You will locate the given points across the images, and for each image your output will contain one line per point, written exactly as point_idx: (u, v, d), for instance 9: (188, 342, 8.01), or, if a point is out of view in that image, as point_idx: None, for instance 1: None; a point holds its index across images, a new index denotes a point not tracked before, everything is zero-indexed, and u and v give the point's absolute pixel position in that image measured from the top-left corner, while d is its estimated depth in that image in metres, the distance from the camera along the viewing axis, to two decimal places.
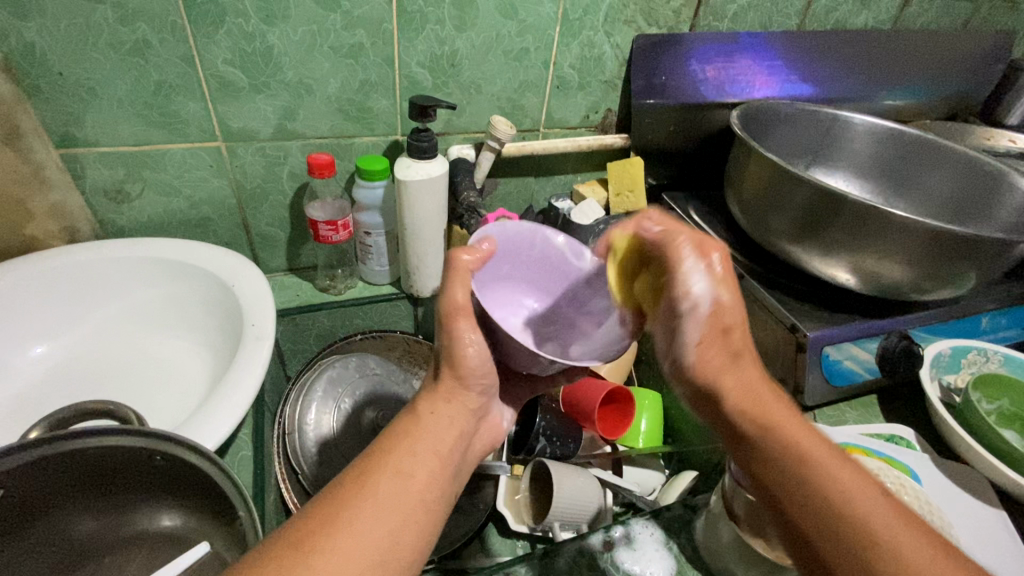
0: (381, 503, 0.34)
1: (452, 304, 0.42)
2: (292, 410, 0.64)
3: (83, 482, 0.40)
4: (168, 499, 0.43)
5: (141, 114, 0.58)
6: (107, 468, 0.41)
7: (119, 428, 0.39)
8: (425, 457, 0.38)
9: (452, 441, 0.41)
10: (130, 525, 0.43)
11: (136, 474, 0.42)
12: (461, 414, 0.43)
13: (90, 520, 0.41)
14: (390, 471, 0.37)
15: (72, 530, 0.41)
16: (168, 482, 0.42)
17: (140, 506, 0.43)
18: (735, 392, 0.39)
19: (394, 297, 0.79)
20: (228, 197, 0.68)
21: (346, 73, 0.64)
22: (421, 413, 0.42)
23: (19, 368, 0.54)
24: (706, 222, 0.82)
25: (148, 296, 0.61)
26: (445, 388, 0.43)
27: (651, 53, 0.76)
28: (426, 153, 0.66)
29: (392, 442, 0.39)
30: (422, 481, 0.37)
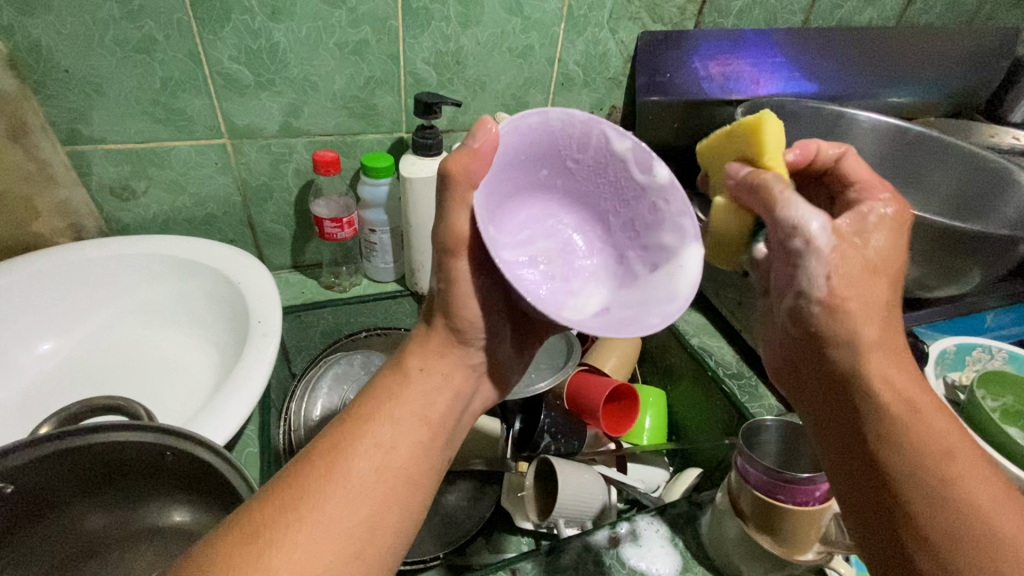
0: (355, 480, 0.35)
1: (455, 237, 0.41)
2: (297, 407, 0.65)
3: (90, 477, 0.40)
4: (175, 494, 0.43)
5: (147, 111, 0.58)
6: (114, 463, 0.41)
7: (125, 422, 0.40)
8: (407, 425, 0.39)
9: (441, 407, 0.42)
10: (138, 520, 0.43)
11: (143, 469, 0.42)
12: (452, 371, 0.44)
13: (99, 514, 0.42)
14: (369, 444, 0.37)
15: (81, 525, 0.41)
16: (175, 476, 0.43)
17: (148, 502, 0.43)
18: (889, 371, 0.38)
19: (398, 294, 0.79)
20: (233, 195, 0.68)
21: (352, 70, 0.63)
22: (409, 372, 0.42)
23: (26, 364, 0.54)
24: None
25: (154, 293, 0.61)
26: (438, 341, 0.44)
27: (655, 51, 0.76)
28: (431, 150, 0.66)
29: (375, 405, 0.39)
30: (403, 453, 0.37)
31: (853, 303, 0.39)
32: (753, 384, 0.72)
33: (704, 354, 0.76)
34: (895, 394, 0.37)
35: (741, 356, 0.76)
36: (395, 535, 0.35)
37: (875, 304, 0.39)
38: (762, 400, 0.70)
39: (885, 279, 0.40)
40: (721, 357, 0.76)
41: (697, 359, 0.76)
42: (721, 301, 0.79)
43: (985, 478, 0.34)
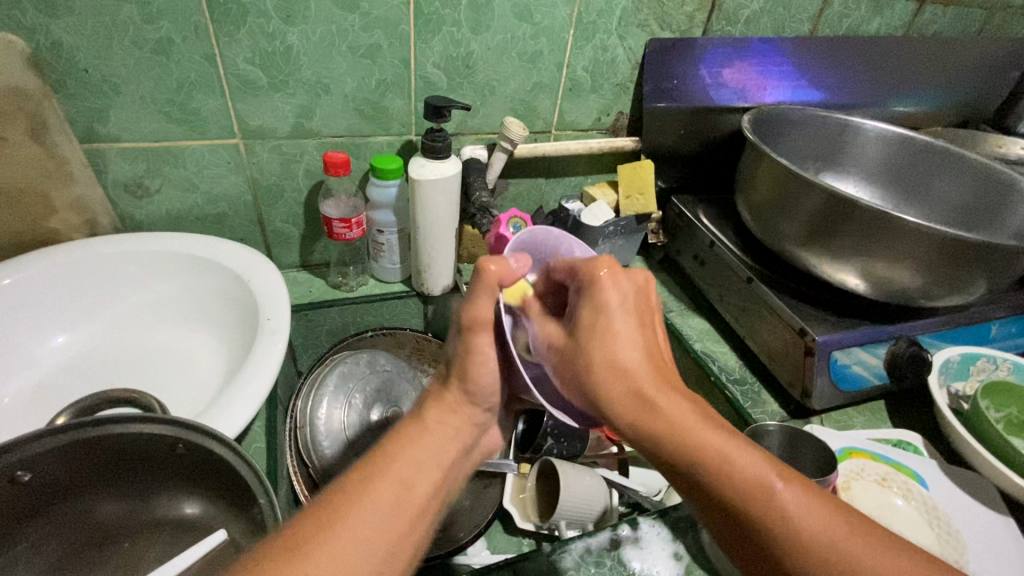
0: (375, 513, 0.35)
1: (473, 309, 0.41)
2: (303, 403, 0.66)
3: (108, 466, 0.41)
4: (191, 488, 0.44)
5: (162, 111, 0.59)
6: (131, 454, 0.41)
7: (145, 414, 0.40)
8: (426, 467, 0.39)
9: (454, 447, 0.42)
10: (150, 509, 0.43)
11: (157, 461, 0.42)
12: (464, 428, 0.44)
13: (115, 502, 0.43)
14: (393, 482, 0.37)
15: (98, 511, 0.42)
16: (190, 470, 0.43)
17: (164, 494, 0.44)
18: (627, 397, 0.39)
19: (404, 294, 0.80)
20: (244, 194, 0.69)
21: (364, 73, 0.65)
22: (427, 423, 0.42)
23: (40, 357, 0.55)
24: (715, 225, 0.82)
25: (167, 290, 0.62)
26: (452, 401, 0.43)
27: (663, 58, 0.77)
28: (440, 153, 0.67)
29: (395, 448, 0.39)
30: (422, 492, 0.38)
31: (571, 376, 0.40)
32: (756, 390, 0.72)
33: (708, 358, 0.76)
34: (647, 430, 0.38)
35: (744, 361, 0.76)
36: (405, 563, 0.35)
37: (593, 350, 0.40)
38: (766, 405, 0.70)
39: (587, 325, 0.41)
40: (724, 362, 0.76)
41: (700, 363, 0.76)
42: (725, 306, 0.79)
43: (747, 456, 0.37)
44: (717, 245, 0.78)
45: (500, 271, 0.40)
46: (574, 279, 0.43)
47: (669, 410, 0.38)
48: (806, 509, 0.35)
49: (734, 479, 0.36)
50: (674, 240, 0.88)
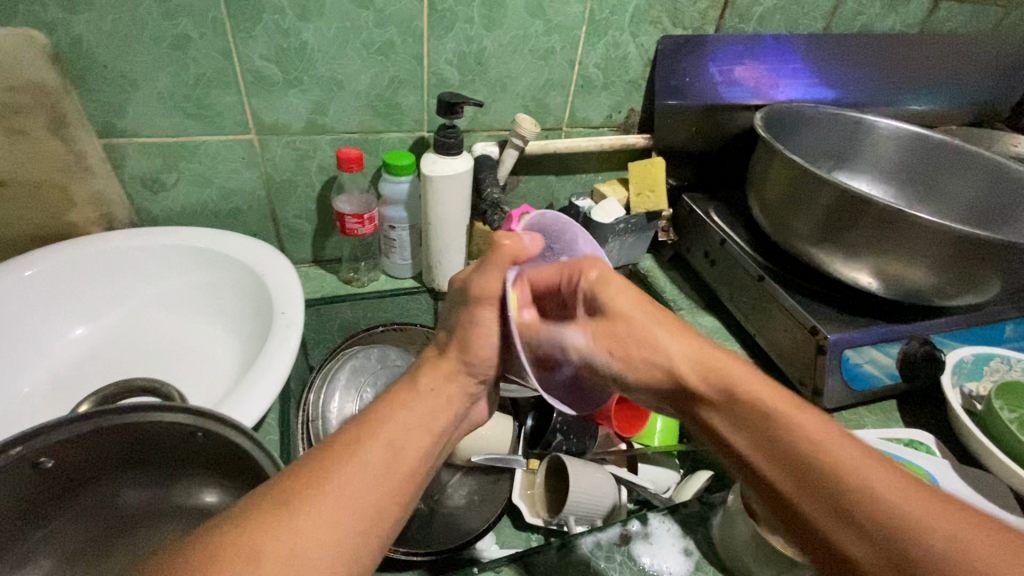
0: (362, 472, 0.35)
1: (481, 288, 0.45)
2: (315, 398, 0.66)
3: (129, 454, 0.42)
4: (207, 476, 0.44)
5: (179, 106, 0.60)
6: (151, 442, 0.42)
7: (166, 404, 0.41)
8: (416, 430, 0.40)
9: (445, 414, 0.43)
10: (169, 498, 0.44)
11: (174, 448, 0.43)
12: (456, 396, 0.45)
13: (135, 490, 0.43)
14: (383, 441, 0.38)
15: (119, 499, 0.43)
16: (206, 457, 0.44)
17: (182, 482, 0.44)
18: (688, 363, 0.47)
19: (415, 290, 0.80)
20: (258, 189, 0.69)
21: (377, 69, 0.65)
22: (421, 389, 0.43)
23: (60, 348, 0.56)
24: (726, 223, 0.82)
25: (182, 283, 0.63)
26: (448, 367, 0.45)
27: (675, 55, 0.77)
28: (452, 149, 0.67)
29: (389, 408, 0.41)
30: (411, 454, 0.38)
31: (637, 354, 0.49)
32: None
33: None
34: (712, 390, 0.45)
35: (754, 359, 0.76)
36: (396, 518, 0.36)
37: (650, 327, 0.49)
38: None
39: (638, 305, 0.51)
40: None
41: None
42: (735, 304, 0.79)
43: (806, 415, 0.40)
44: (728, 243, 0.78)
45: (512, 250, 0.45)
46: (569, 281, 0.50)
47: (734, 379, 0.45)
48: (867, 466, 0.36)
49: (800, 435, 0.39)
50: (684, 238, 0.88)
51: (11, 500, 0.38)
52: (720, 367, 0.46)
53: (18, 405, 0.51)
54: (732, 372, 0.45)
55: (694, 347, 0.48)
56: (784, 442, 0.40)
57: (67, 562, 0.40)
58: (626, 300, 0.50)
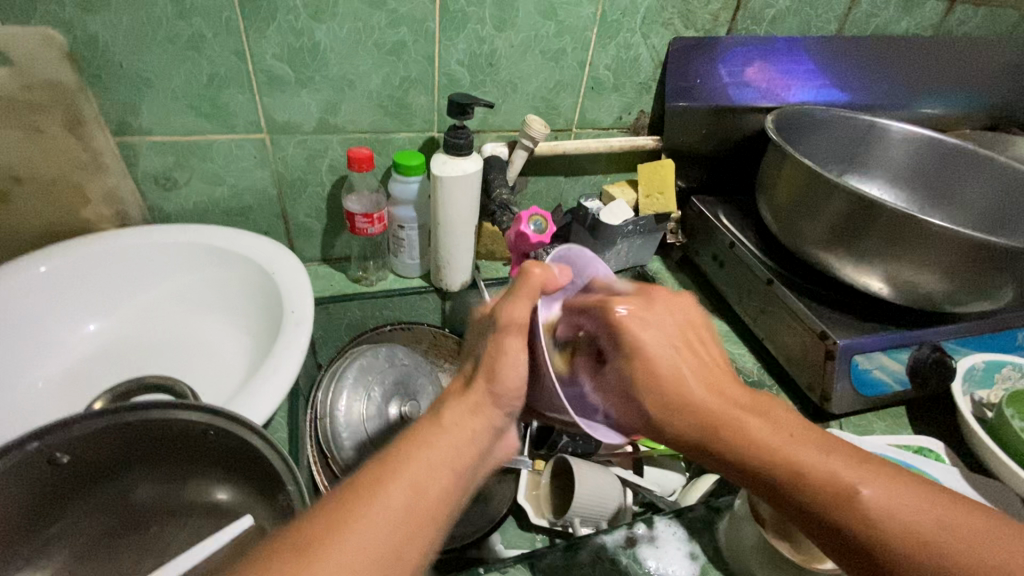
0: (385, 516, 0.35)
1: (508, 316, 0.42)
2: (323, 396, 0.67)
3: (141, 451, 0.43)
4: (221, 475, 0.45)
5: (193, 105, 0.61)
6: (164, 440, 0.43)
7: (180, 401, 0.41)
8: (440, 469, 0.38)
9: (470, 450, 0.41)
10: (179, 496, 0.44)
11: (188, 447, 0.44)
12: (483, 430, 0.42)
13: (146, 486, 0.44)
14: (405, 484, 0.37)
15: (130, 495, 0.43)
16: (218, 456, 0.44)
17: (195, 480, 0.45)
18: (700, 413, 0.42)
19: (423, 290, 0.80)
20: (269, 188, 0.70)
21: (389, 69, 0.65)
22: (445, 425, 0.41)
23: (73, 342, 0.57)
24: (735, 225, 0.82)
25: (194, 280, 0.63)
26: (475, 400, 0.43)
27: (686, 57, 0.77)
28: (462, 150, 0.67)
29: (411, 448, 0.39)
30: (433, 493, 0.37)
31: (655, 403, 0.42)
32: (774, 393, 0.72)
33: None
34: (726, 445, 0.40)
35: (762, 363, 0.76)
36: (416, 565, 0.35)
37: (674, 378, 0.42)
38: None
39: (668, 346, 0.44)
40: (742, 364, 0.76)
41: None
42: (744, 308, 0.78)
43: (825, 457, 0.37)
44: (737, 246, 0.78)
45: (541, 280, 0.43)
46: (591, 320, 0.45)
47: (744, 431, 0.40)
48: (889, 497, 0.35)
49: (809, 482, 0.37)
50: (693, 241, 0.88)
51: (26, 497, 0.38)
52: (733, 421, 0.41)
53: (30, 399, 0.51)
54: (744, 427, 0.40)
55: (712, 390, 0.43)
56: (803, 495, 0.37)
57: (76, 560, 0.40)
58: (652, 339, 0.43)
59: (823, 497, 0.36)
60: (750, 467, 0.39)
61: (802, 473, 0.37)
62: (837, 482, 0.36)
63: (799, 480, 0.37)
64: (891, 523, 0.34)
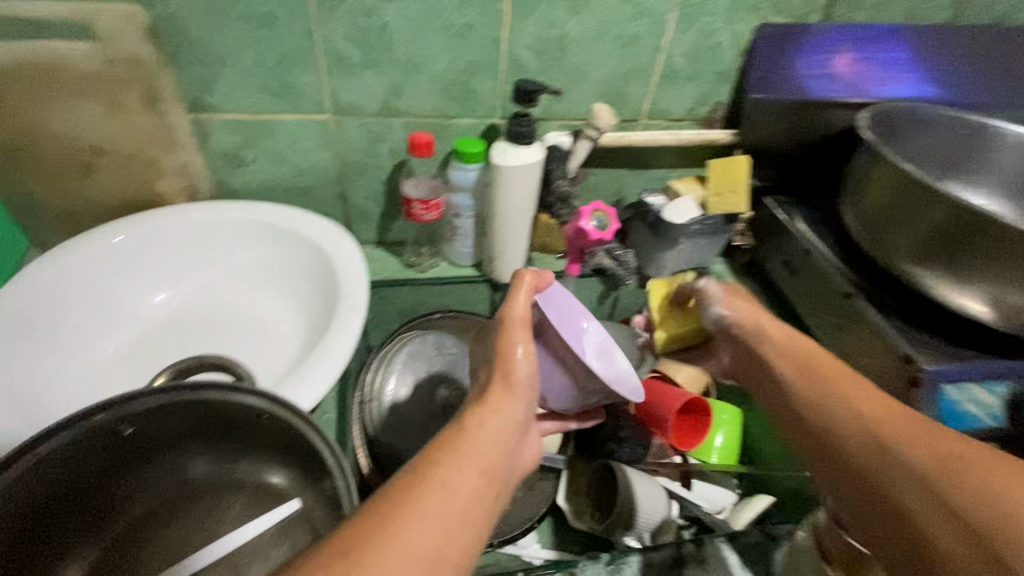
0: (425, 514, 0.33)
1: (513, 307, 0.49)
2: (372, 377, 0.69)
3: (195, 429, 0.43)
4: (272, 458, 0.45)
5: (263, 84, 0.61)
6: (218, 418, 0.43)
7: (236, 382, 0.41)
8: (469, 469, 0.38)
9: (498, 453, 0.40)
10: (230, 472, 0.45)
11: (241, 427, 0.44)
12: (507, 430, 0.43)
13: (201, 461, 0.45)
14: (436, 482, 0.36)
15: (187, 467, 0.44)
16: (267, 439, 0.44)
17: (248, 461, 0.46)
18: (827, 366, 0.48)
19: (474, 280, 0.79)
20: (331, 170, 0.70)
21: (455, 52, 0.63)
22: (466, 427, 0.41)
23: (142, 311, 0.59)
24: (812, 230, 0.76)
25: (255, 258, 0.64)
26: (494, 399, 0.44)
27: (773, 45, 0.71)
28: (525, 139, 0.65)
29: (439, 452, 0.39)
30: (467, 491, 0.36)
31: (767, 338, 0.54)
32: None
33: None
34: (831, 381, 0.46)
35: None
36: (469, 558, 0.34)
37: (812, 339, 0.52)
38: None
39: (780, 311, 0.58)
40: None
41: None
42: (817, 322, 0.72)
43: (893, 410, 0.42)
44: (813, 253, 0.72)
45: (535, 281, 0.51)
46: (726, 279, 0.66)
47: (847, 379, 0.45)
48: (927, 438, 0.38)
49: (887, 424, 0.40)
50: (763, 244, 0.82)
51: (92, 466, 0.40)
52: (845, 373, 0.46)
53: (105, 365, 0.54)
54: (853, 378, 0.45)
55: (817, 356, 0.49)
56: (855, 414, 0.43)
57: (136, 526, 0.42)
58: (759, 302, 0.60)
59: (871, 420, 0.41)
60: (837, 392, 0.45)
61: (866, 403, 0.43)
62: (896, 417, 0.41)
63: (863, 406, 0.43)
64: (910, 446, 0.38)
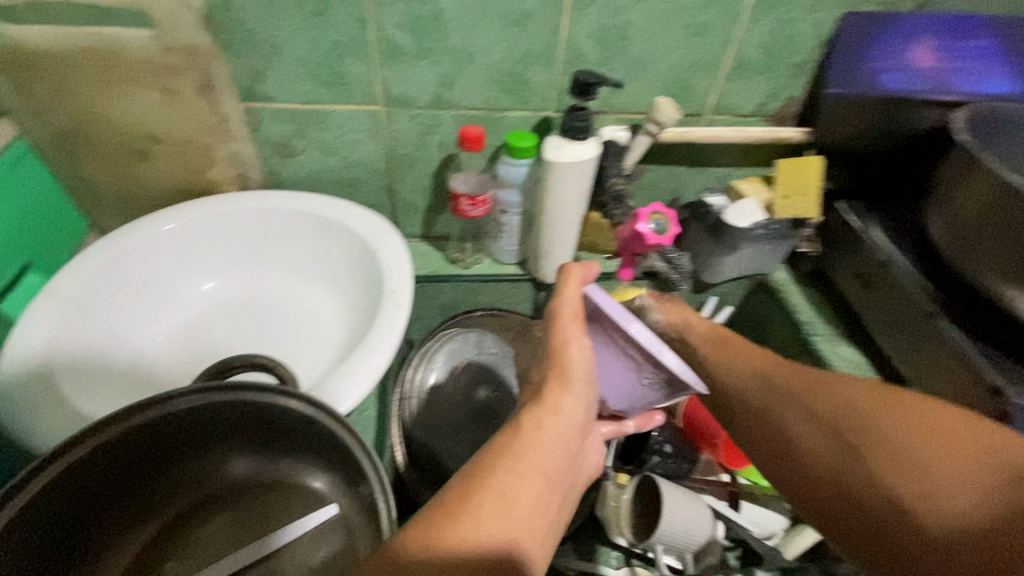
0: (482, 527, 0.33)
1: (563, 301, 0.46)
2: (412, 374, 0.68)
3: (236, 426, 0.43)
4: (309, 460, 0.45)
5: (315, 73, 0.60)
6: (255, 418, 0.42)
7: (276, 383, 0.40)
8: (529, 478, 0.36)
9: (559, 461, 0.39)
10: (269, 470, 0.45)
11: (280, 429, 0.43)
12: (568, 437, 0.40)
13: (241, 458, 0.45)
14: (494, 493, 0.35)
15: (227, 464, 0.45)
16: (306, 442, 0.43)
17: (285, 459, 0.45)
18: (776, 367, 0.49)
19: (518, 278, 0.77)
20: (379, 161, 0.69)
21: (511, 42, 0.60)
22: (526, 429, 0.39)
23: (191, 298, 0.60)
24: (890, 239, 0.69)
25: (301, 248, 0.64)
26: (553, 401, 0.41)
27: (858, 37, 0.65)
28: (580, 133, 0.61)
29: (497, 458, 0.37)
30: (526, 504, 0.35)
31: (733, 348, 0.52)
32: None
33: None
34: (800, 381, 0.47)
35: None
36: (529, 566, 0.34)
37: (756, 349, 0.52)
38: None
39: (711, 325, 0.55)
40: None
41: None
42: (889, 341, 0.66)
43: (856, 394, 0.43)
44: (891, 265, 0.65)
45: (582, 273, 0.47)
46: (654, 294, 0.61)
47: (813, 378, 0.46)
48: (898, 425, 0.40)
49: (862, 421, 0.41)
50: (832, 251, 0.76)
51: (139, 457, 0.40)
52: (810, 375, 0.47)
53: (157, 352, 0.55)
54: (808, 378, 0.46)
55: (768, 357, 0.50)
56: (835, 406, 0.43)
57: (183, 519, 0.43)
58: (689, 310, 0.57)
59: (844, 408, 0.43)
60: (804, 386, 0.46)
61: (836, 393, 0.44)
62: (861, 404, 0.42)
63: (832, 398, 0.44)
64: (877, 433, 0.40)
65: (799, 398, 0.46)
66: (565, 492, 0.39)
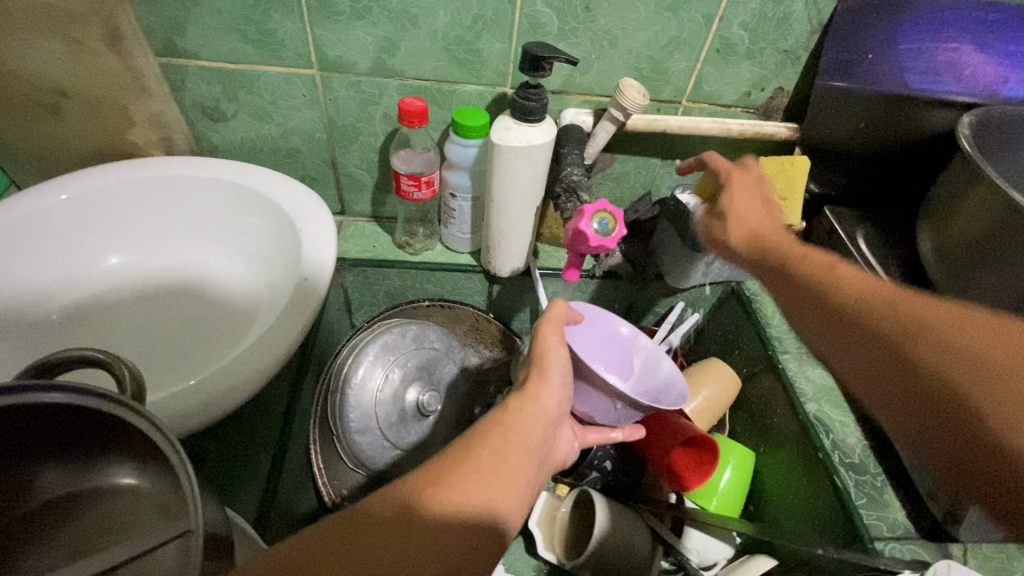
0: (461, 490, 0.32)
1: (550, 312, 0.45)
2: (341, 365, 0.63)
3: (35, 433, 0.33)
4: (139, 463, 0.35)
5: (239, 30, 0.54)
6: (71, 420, 0.33)
7: (57, 383, 0.30)
8: (512, 451, 0.35)
9: (539, 441, 0.37)
10: (90, 479, 0.36)
11: (95, 430, 0.34)
12: (546, 423, 0.39)
13: (53, 468, 0.36)
14: (480, 461, 0.34)
15: (31, 480, 0.35)
16: (133, 445, 0.34)
17: (113, 461, 0.36)
18: (853, 280, 0.38)
19: (469, 269, 0.71)
20: (319, 132, 0.63)
21: (458, 5, 0.53)
22: (509, 407, 0.38)
23: (96, 273, 0.55)
24: (876, 254, 0.62)
25: (224, 222, 0.59)
26: (534, 388, 0.40)
27: (859, 21, 0.57)
28: (531, 114, 0.55)
29: (485, 430, 0.36)
30: (510, 473, 0.34)
31: (799, 256, 0.42)
32: (878, 487, 0.53)
33: (821, 428, 0.58)
34: (874, 309, 0.35)
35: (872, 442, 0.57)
36: (502, 537, 0.33)
37: (819, 261, 0.41)
38: (888, 512, 0.51)
39: (776, 233, 0.46)
40: (842, 439, 0.57)
41: (809, 431, 0.59)
42: None
43: (958, 321, 0.31)
44: None
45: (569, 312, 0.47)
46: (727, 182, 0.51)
47: (896, 299, 0.35)
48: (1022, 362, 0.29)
49: (973, 359, 0.30)
50: None
51: None
52: (891, 297, 0.35)
53: (46, 331, 0.50)
54: (894, 301, 0.35)
55: (840, 272, 0.39)
56: (928, 339, 0.32)
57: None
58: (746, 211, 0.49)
59: (942, 340, 0.31)
60: (888, 309, 0.35)
61: (929, 321, 0.32)
62: (959, 333, 0.31)
63: (922, 323, 0.32)
64: (995, 371, 0.29)
65: (878, 328, 0.34)
66: (540, 478, 0.38)
